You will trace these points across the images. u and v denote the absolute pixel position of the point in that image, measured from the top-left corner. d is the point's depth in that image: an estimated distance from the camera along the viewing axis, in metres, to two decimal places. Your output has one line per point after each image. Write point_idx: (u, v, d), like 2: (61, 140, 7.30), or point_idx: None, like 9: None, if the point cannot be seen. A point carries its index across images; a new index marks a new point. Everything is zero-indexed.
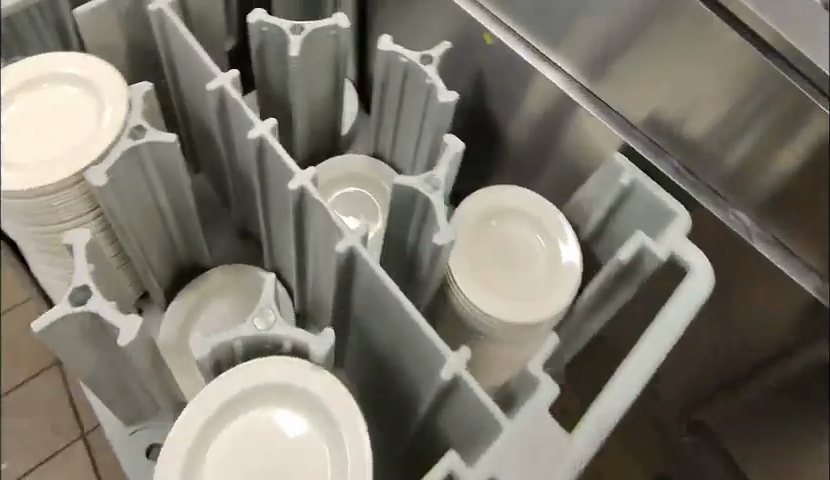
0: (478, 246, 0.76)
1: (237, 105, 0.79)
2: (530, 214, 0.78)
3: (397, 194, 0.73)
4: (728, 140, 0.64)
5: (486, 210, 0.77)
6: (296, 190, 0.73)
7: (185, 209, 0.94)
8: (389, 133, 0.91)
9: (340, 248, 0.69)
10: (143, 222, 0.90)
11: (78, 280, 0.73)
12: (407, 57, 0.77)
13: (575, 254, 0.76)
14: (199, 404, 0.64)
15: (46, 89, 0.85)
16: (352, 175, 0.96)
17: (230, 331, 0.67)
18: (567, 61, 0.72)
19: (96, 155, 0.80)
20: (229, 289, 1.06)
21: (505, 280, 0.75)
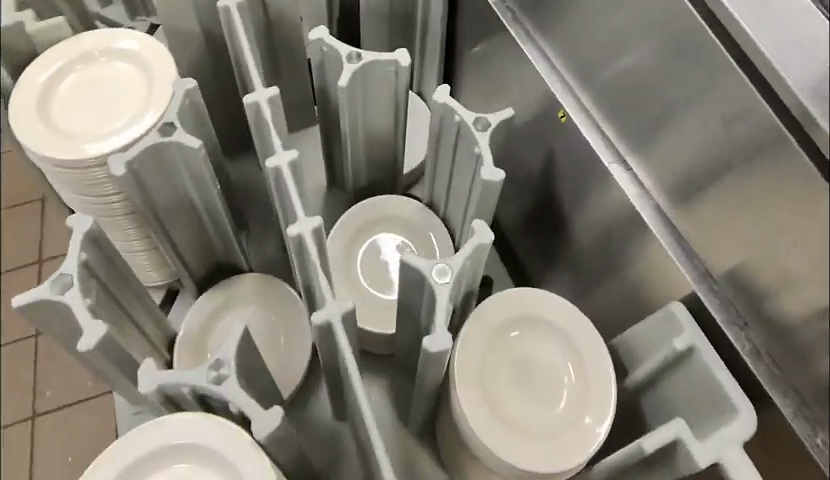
0: (493, 357, 0.62)
1: (266, 128, 0.65)
2: (562, 330, 0.63)
3: (406, 274, 0.58)
4: (817, 341, 0.48)
5: (509, 316, 0.63)
6: (293, 239, 0.57)
7: (217, 209, 0.69)
8: (443, 190, 0.79)
9: (315, 318, 0.52)
10: (177, 224, 0.69)
11: (66, 269, 0.52)
12: (460, 114, 0.66)
13: (610, 396, 0.60)
14: (141, 434, 0.47)
15: (101, 64, 0.69)
16: (396, 218, 0.83)
17: (176, 373, 0.48)
18: (644, 171, 0.60)
19: (126, 139, 0.62)
20: (257, 303, 0.78)
21: (519, 408, 0.59)
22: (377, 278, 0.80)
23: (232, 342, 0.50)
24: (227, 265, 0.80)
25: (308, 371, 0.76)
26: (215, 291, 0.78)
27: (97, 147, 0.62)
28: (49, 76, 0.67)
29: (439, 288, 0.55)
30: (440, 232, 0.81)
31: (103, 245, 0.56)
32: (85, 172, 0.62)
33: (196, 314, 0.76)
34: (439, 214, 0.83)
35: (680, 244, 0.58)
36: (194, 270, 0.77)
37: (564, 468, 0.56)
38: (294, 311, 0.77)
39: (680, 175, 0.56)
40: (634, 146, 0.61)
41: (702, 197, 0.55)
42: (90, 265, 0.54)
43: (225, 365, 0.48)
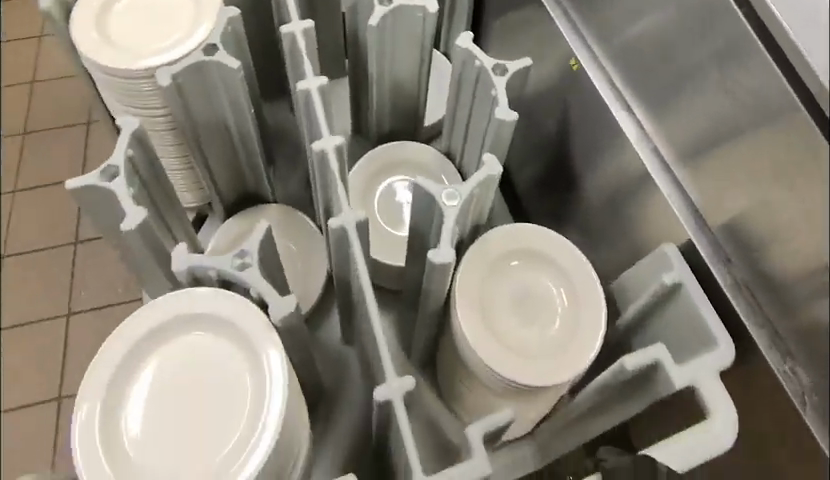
0: (493, 286, 0.66)
1: (301, 58, 0.69)
2: (559, 266, 0.67)
3: (418, 198, 0.62)
4: (808, 296, 0.49)
5: (511, 250, 0.67)
6: (317, 154, 0.61)
7: (250, 135, 0.74)
8: (459, 136, 0.82)
9: (331, 224, 0.57)
10: (211, 145, 0.74)
11: (114, 160, 0.57)
12: (480, 60, 0.70)
13: (599, 330, 0.63)
14: (160, 305, 0.51)
15: None
16: (411, 162, 0.87)
17: (206, 258, 0.54)
18: (653, 126, 0.62)
19: (170, 56, 0.67)
20: (278, 229, 0.83)
21: (512, 333, 0.64)
22: (391, 217, 0.84)
23: (257, 238, 0.56)
24: (254, 196, 0.84)
25: (322, 293, 0.81)
26: (238, 218, 0.82)
27: (144, 60, 0.67)
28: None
29: (448, 210, 0.59)
30: (453, 179, 0.85)
31: (145, 144, 0.61)
32: (132, 82, 0.67)
33: (222, 236, 0.81)
34: (454, 163, 0.87)
35: (683, 197, 0.59)
36: (227, 197, 0.82)
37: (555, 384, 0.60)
38: (312, 240, 0.82)
39: (685, 128, 0.58)
40: (644, 100, 0.62)
41: (706, 150, 0.56)
42: (134, 162, 0.60)
43: (249, 255, 0.54)
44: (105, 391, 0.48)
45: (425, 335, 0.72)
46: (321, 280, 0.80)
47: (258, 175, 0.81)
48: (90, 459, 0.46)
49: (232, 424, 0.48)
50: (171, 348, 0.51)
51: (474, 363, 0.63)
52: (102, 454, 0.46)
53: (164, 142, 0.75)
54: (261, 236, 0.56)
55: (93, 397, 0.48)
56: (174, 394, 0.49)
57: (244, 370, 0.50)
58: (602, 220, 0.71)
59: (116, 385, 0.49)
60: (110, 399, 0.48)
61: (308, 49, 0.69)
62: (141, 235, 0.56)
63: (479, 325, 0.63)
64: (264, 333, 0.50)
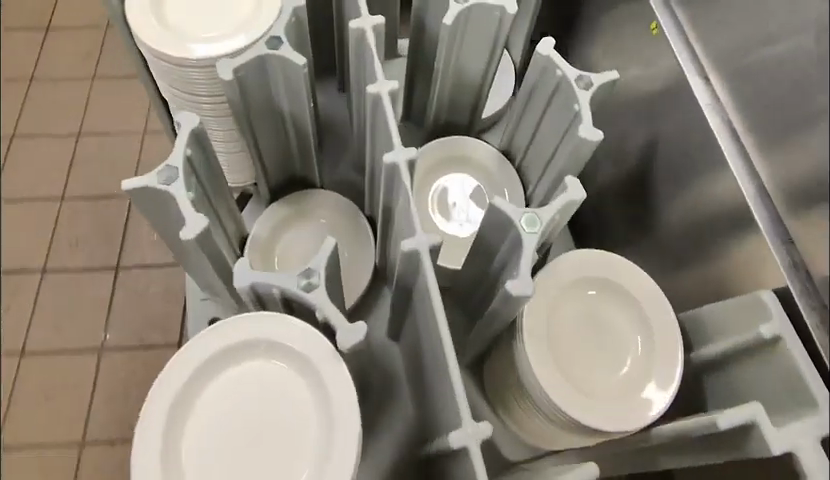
0: (559, 311, 0.62)
1: (370, 56, 0.64)
2: (638, 300, 0.62)
3: (493, 216, 0.58)
4: None
5: (584, 272, 0.62)
6: (387, 165, 0.57)
7: (305, 127, 0.69)
8: (525, 143, 0.78)
9: (404, 247, 0.53)
10: (262, 137, 0.69)
11: (173, 161, 0.53)
12: (563, 70, 0.65)
13: (676, 375, 0.58)
14: (228, 326, 0.50)
15: None
16: (470, 160, 0.82)
17: (269, 275, 0.50)
18: (761, 158, 0.57)
19: (232, 46, 0.62)
20: (327, 221, 0.78)
21: (576, 363, 0.60)
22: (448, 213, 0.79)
23: (324, 256, 0.51)
24: (302, 179, 0.80)
25: (367, 290, 0.76)
26: (284, 202, 0.77)
27: (203, 48, 0.62)
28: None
29: (527, 237, 0.55)
30: (513, 182, 0.80)
31: (204, 141, 0.57)
32: (185, 71, 0.63)
33: (267, 220, 0.76)
34: (515, 165, 0.81)
35: (780, 237, 0.55)
36: (274, 178, 0.78)
37: (622, 430, 0.56)
38: (359, 234, 0.77)
39: (796, 165, 0.53)
40: (757, 130, 0.58)
41: (814, 193, 0.51)
42: (192, 162, 0.55)
43: (314, 274, 0.50)
44: (168, 416, 0.47)
45: (479, 344, 0.67)
46: (366, 277, 0.75)
47: (309, 163, 0.76)
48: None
49: (297, 461, 0.47)
50: (250, 367, 0.50)
51: (537, 397, 0.59)
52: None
53: (214, 129, 0.71)
54: (329, 254, 0.51)
55: (153, 427, 0.46)
56: (238, 425, 0.48)
57: (310, 404, 0.49)
58: (685, 239, 0.65)
59: (192, 386, 0.48)
60: (170, 429, 0.47)
61: (378, 46, 0.64)
62: (200, 242, 0.52)
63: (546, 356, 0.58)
64: (333, 368, 0.48)
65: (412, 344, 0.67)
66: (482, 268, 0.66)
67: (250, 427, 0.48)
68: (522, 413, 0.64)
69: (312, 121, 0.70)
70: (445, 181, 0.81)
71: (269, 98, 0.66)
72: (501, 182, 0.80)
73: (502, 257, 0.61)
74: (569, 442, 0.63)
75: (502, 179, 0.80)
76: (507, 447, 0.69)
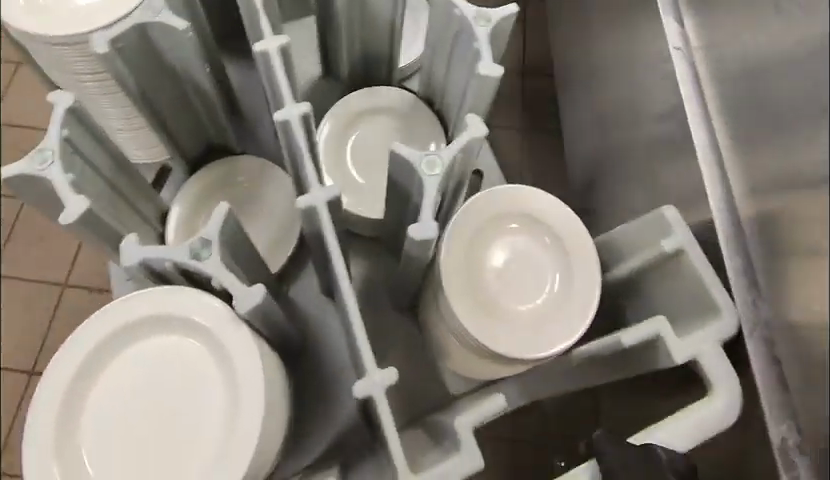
0: (482, 247, 0.61)
1: (258, 15, 0.62)
2: (558, 233, 0.62)
3: (396, 164, 0.57)
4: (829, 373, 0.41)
5: (504, 206, 0.63)
6: (279, 124, 0.56)
7: (206, 91, 0.69)
8: (438, 88, 0.76)
9: (299, 204, 0.52)
10: (160, 109, 0.68)
11: (48, 143, 0.53)
12: (461, 9, 0.62)
13: (592, 299, 0.60)
14: (146, 294, 0.50)
15: None
16: (387, 108, 0.79)
17: (157, 250, 0.49)
18: (719, 117, 0.52)
19: (108, 19, 0.60)
20: (248, 188, 0.77)
21: (501, 299, 0.60)
22: (371, 165, 0.77)
23: (217, 221, 0.51)
24: (218, 147, 0.79)
25: (296, 251, 0.75)
26: (201, 173, 0.76)
27: (82, 24, 0.60)
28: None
29: (429, 180, 0.54)
30: (431, 125, 0.78)
31: (85, 119, 0.57)
32: (62, 51, 0.61)
33: (186, 193, 0.75)
34: (433, 109, 0.80)
35: (730, 212, 0.51)
36: (185, 147, 0.76)
37: (537, 356, 0.57)
38: (280, 196, 0.76)
39: (758, 135, 0.48)
40: (721, 91, 0.52)
41: (761, 152, 0.48)
42: (72, 143, 0.55)
43: (210, 242, 0.50)
44: (75, 379, 0.48)
45: (405, 292, 0.67)
46: (294, 236, 0.74)
47: (218, 129, 0.76)
48: (43, 469, 0.46)
49: (201, 436, 0.48)
50: (163, 340, 0.50)
51: (460, 335, 0.60)
52: (56, 465, 0.46)
53: (107, 107, 0.69)
54: (222, 220, 0.51)
55: (55, 394, 0.48)
56: (145, 397, 0.49)
57: (217, 382, 0.49)
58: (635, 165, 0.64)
59: (103, 352, 0.49)
60: (72, 398, 0.48)
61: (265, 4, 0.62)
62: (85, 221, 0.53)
63: (466, 294, 0.59)
64: (235, 341, 0.48)
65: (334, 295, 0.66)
66: (398, 215, 0.66)
67: (152, 404, 0.49)
68: (450, 349, 0.64)
69: (210, 85, 0.69)
70: (362, 133, 0.78)
71: (157, 66, 0.65)
72: (418, 125, 0.78)
73: (408, 202, 0.60)
74: (482, 375, 0.63)
75: (418, 123, 0.78)
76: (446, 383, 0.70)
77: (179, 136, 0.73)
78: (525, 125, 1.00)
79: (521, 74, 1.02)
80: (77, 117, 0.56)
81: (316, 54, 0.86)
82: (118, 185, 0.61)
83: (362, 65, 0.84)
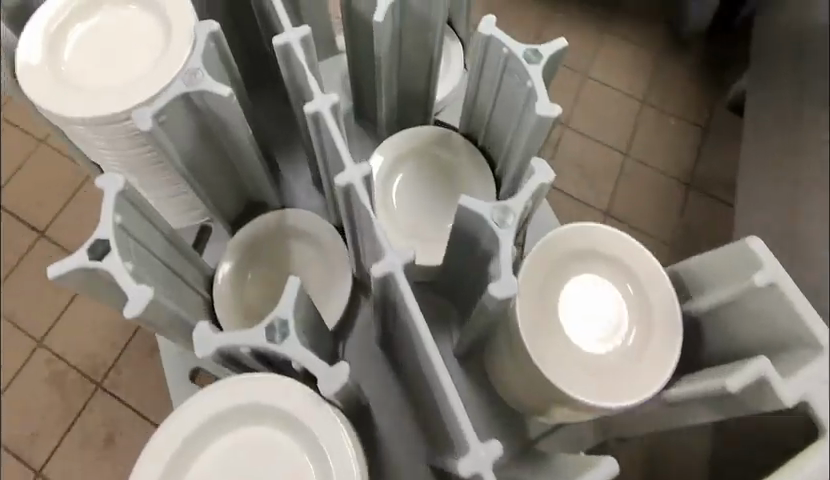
0: (559, 286, 0.60)
1: (302, 75, 0.60)
2: (635, 271, 0.61)
3: (463, 217, 0.55)
4: None
5: (576, 243, 0.61)
6: (341, 188, 0.53)
7: (249, 152, 0.67)
8: (482, 125, 0.75)
9: (375, 272, 0.50)
10: (204, 172, 0.67)
11: (100, 234, 0.50)
12: (510, 47, 0.62)
13: (673, 348, 0.58)
14: (226, 386, 0.48)
15: (107, 10, 0.65)
16: (429, 148, 0.78)
17: (232, 335, 0.48)
18: None
19: (148, 93, 0.58)
20: (295, 242, 0.75)
21: (573, 340, 0.58)
22: (422, 210, 0.75)
23: (291, 297, 0.49)
24: (259, 203, 0.77)
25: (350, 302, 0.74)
26: (246, 229, 0.74)
27: (121, 101, 0.58)
28: (54, 32, 0.63)
29: (503, 233, 0.52)
30: (478, 162, 0.77)
31: (134, 202, 0.55)
32: (102, 129, 0.59)
33: (233, 253, 0.73)
34: (477, 146, 0.78)
35: None
36: (227, 206, 0.74)
37: (625, 404, 0.55)
38: (328, 246, 0.74)
39: None
40: None
41: None
42: (126, 229, 0.53)
43: (286, 325, 0.48)
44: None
45: (469, 340, 0.66)
46: (347, 288, 0.72)
47: (261, 187, 0.74)
48: None
49: None
50: (249, 431, 0.48)
51: (541, 386, 0.57)
52: None
53: (149, 175, 0.67)
54: (296, 295, 0.49)
55: None
56: None
57: (310, 469, 0.47)
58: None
59: (187, 450, 0.47)
60: None
61: (309, 61, 0.60)
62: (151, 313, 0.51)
63: (545, 344, 0.57)
64: (325, 424, 0.47)
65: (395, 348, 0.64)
66: (461, 263, 0.64)
67: None
68: (528, 397, 0.62)
69: (253, 142, 0.67)
70: (408, 175, 0.77)
71: (199, 129, 0.63)
72: (462, 164, 0.77)
73: (476, 251, 0.59)
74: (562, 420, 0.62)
75: (465, 161, 0.77)
76: (519, 426, 0.69)
77: (221, 196, 0.72)
78: (681, 242, 1.02)
79: (686, 191, 1.05)
80: (128, 199, 0.54)
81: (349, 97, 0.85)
82: (166, 261, 0.59)
83: (399, 111, 0.83)
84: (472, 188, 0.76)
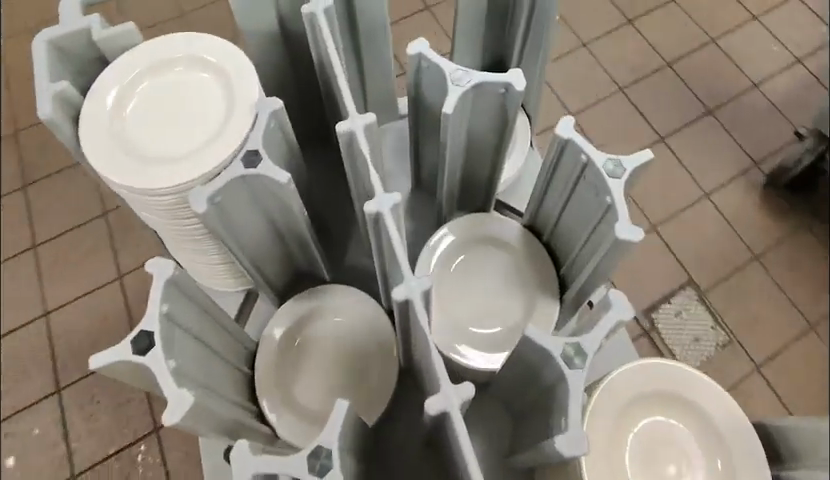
0: (633, 425, 0.55)
1: (365, 163, 0.56)
2: (717, 420, 0.55)
3: (528, 346, 0.50)
4: None
5: (655, 381, 0.56)
6: (398, 301, 0.48)
7: (305, 235, 0.63)
8: (551, 228, 0.69)
9: (429, 409, 0.44)
10: (255, 248, 0.62)
11: (145, 326, 0.43)
12: (588, 154, 0.58)
13: None
14: None
15: (174, 76, 0.61)
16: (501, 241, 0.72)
17: (279, 460, 0.39)
18: None
19: (204, 168, 0.54)
20: (349, 328, 0.67)
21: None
22: (482, 312, 0.68)
23: (338, 421, 0.41)
24: (306, 279, 0.72)
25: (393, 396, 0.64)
26: (294, 303, 0.67)
27: (173, 173, 0.54)
28: (117, 93, 0.59)
29: (571, 376, 0.47)
30: (545, 266, 0.70)
31: (184, 286, 0.48)
32: (153, 201, 0.55)
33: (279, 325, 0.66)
34: (543, 244, 0.72)
35: None
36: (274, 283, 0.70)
37: None
38: (377, 340, 0.65)
39: None
40: None
41: None
42: (172, 319, 0.46)
43: (330, 454, 0.40)
44: None
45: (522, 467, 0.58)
46: (391, 385, 0.63)
47: (307, 267, 0.69)
48: None
49: None
50: None
51: None
52: None
53: (196, 248, 0.63)
54: (343, 418, 0.42)
55: None
56: None
57: None
58: None
59: None
60: None
61: (373, 150, 0.56)
62: (191, 419, 0.43)
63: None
64: None
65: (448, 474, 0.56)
66: (520, 384, 0.58)
67: None
68: None
69: (309, 223, 0.63)
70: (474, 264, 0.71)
71: (257, 208, 0.59)
72: (525, 260, 0.71)
73: (541, 378, 0.52)
74: None
75: (533, 262, 0.70)
76: None
77: (269, 274, 0.67)
78: None
79: None
80: (180, 283, 0.47)
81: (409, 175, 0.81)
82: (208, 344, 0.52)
83: (461, 194, 0.78)
84: (536, 292, 0.69)
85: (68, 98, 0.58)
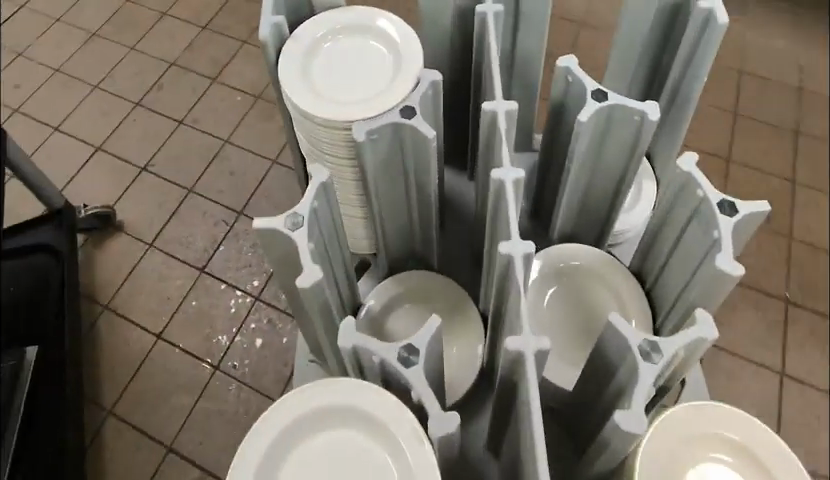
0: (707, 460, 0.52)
1: (501, 142, 0.61)
2: None
3: (609, 339, 0.53)
4: None
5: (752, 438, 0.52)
6: (501, 257, 0.53)
7: (429, 203, 0.68)
8: (654, 268, 0.71)
9: (510, 345, 0.48)
10: (388, 201, 0.68)
11: (300, 209, 0.51)
12: (705, 190, 0.61)
13: None
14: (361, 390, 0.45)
15: (356, 40, 0.70)
16: (609, 283, 0.74)
17: (376, 343, 0.46)
18: None
19: (369, 109, 0.62)
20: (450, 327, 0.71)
21: None
22: (572, 340, 0.72)
23: (429, 331, 0.47)
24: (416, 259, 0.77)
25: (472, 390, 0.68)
26: (406, 277, 0.73)
27: (340, 109, 0.62)
28: (313, 42, 0.68)
29: (643, 368, 0.49)
30: (641, 309, 0.71)
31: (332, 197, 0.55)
32: (316, 129, 0.64)
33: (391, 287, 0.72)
34: (646, 286, 0.73)
35: None
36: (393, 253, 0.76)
37: None
38: (469, 346, 0.69)
39: None
40: None
41: None
42: (318, 216, 0.53)
43: (416, 352, 0.46)
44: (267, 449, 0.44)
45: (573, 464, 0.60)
46: (472, 378, 0.67)
47: (420, 241, 0.74)
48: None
49: None
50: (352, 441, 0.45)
51: None
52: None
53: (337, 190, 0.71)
54: (435, 334, 0.48)
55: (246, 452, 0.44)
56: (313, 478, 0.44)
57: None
58: None
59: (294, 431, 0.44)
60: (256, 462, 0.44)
61: (510, 135, 0.61)
62: (312, 295, 0.50)
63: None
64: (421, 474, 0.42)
65: (507, 450, 0.59)
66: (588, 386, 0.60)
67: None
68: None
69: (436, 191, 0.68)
70: (579, 297, 0.74)
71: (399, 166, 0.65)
72: (618, 288, 0.73)
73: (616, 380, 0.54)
74: None
75: (632, 301, 0.72)
76: None
77: (390, 239, 0.73)
78: None
79: None
80: (330, 190, 0.55)
81: (530, 193, 0.86)
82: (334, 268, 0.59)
83: (576, 226, 0.82)
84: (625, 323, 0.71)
85: (279, 31, 0.68)
